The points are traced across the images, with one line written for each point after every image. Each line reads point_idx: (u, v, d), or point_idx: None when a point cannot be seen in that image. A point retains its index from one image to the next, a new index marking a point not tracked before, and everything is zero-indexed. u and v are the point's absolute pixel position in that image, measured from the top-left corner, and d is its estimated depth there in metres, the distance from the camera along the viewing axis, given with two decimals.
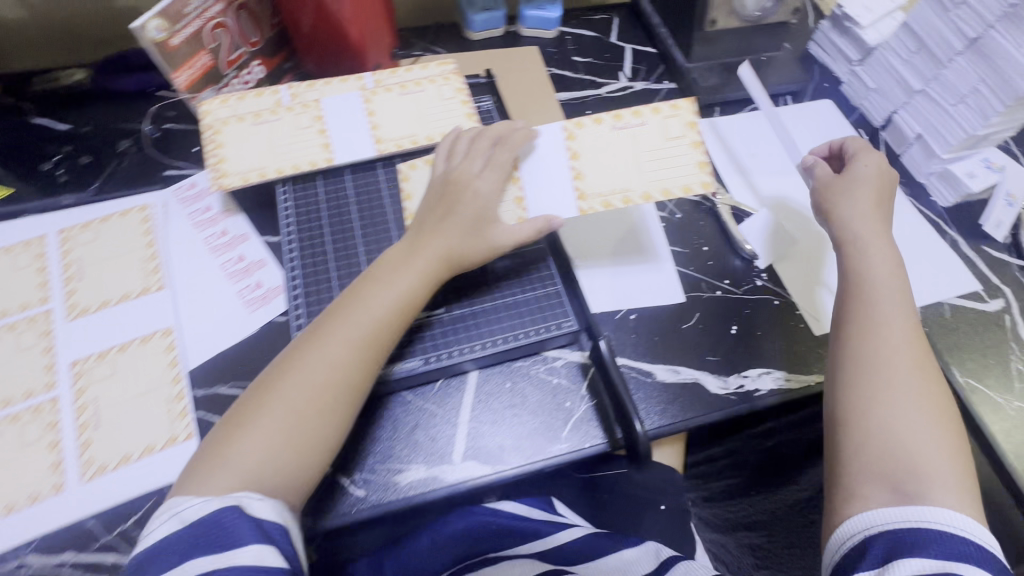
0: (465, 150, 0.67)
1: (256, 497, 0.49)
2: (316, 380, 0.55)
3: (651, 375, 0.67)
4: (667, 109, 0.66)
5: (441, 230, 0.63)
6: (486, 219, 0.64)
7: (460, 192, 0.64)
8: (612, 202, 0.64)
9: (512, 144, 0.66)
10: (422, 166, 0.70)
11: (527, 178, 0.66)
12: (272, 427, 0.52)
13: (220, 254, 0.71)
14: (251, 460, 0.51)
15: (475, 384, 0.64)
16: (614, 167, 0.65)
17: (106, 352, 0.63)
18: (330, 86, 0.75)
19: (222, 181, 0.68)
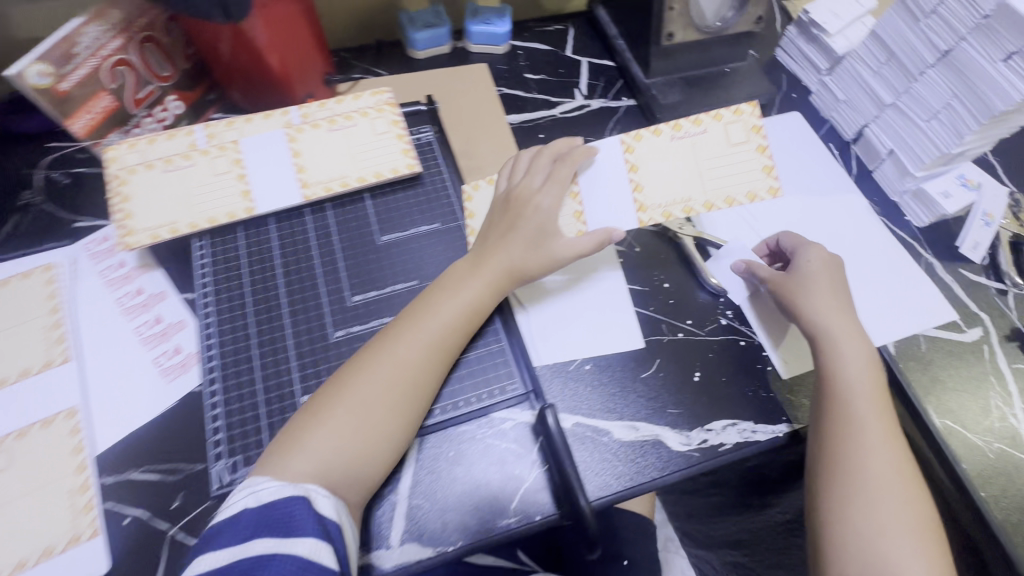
0: (526, 167, 0.65)
1: (324, 492, 0.48)
2: (400, 386, 0.54)
3: (607, 434, 0.62)
4: (729, 115, 0.65)
5: (503, 248, 0.61)
6: (543, 233, 0.61)
7: (522, 208, 0.62)
8: (672, 212, 0.63)
9: (572, 159, 0.64)
10: (486, 184, 0.68)
11: (585, 193, 0.64)
12: (348, 424, 0.52)
13: (134, 316, 0.65)
14: (320, 456, 0.50)
15: (415, 455, 0.59)
16: (674, 175, 0.64)
17: (4, 440, 0.57)
18: (250, 123, 0.68)
19: (128, 239, 0.62)
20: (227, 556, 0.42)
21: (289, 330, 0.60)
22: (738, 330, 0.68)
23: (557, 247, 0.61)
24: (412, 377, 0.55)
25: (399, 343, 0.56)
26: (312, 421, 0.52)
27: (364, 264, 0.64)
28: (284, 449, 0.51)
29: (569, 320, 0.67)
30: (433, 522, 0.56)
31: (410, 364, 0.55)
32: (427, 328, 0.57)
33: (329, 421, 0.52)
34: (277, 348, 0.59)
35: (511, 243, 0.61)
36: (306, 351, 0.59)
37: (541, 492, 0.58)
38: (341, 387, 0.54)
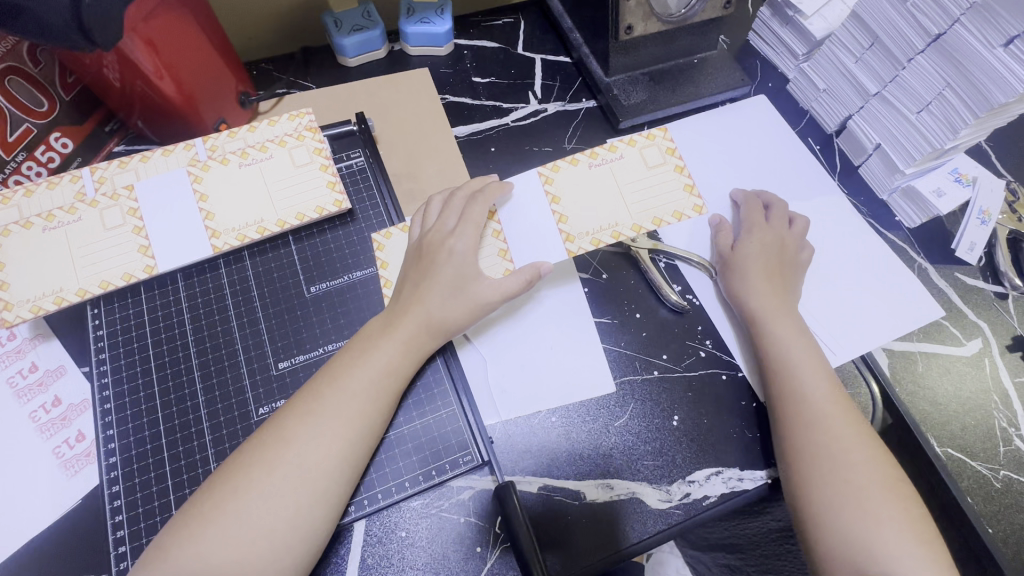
0: (439, 211, 0.58)
1: None
2: (305, 471, 0.46)
3: (579, 496, 0.55)
4: (642, 138, 0.58)
5: (429, 297, 0.53)
6: (465, 280, 0.54)
7: (435, 257, 0.54)
8: (601, 239, 0.56)
9: (486, 196, 0.56)
10: (399, 231, 0.60)
11: (507, 228, 0.56)
12: (239, 533, 0.44)
13: (28, 399, 0.56)
14: (218, 562, 0.43)
15: (360, 544, 0.52)
16: (596, 201, 0.56)
17: None
18: (147, 163, 0.59)
19: (5, 315, 0.53)
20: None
21: (202, 410, 0.52)
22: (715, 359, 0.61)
23: (483, 290, 0.54)
24: (323, 458, 0.47)
25: (305, 422, 0.48)
26: (187, 530, 0.44)
27: (290, 321, 0.56)
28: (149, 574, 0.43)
29: (528, 364, 0.60)
30: None
31: (324, 448, 0.47)
32: (333, 402, 0.49)
33: (212, 527, 0.44)
34: (188, 433, 0.51)
35: (430, 293, 0.53)
36: (224, 434, 0.51)
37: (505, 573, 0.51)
38: (212, 487, 0.46)
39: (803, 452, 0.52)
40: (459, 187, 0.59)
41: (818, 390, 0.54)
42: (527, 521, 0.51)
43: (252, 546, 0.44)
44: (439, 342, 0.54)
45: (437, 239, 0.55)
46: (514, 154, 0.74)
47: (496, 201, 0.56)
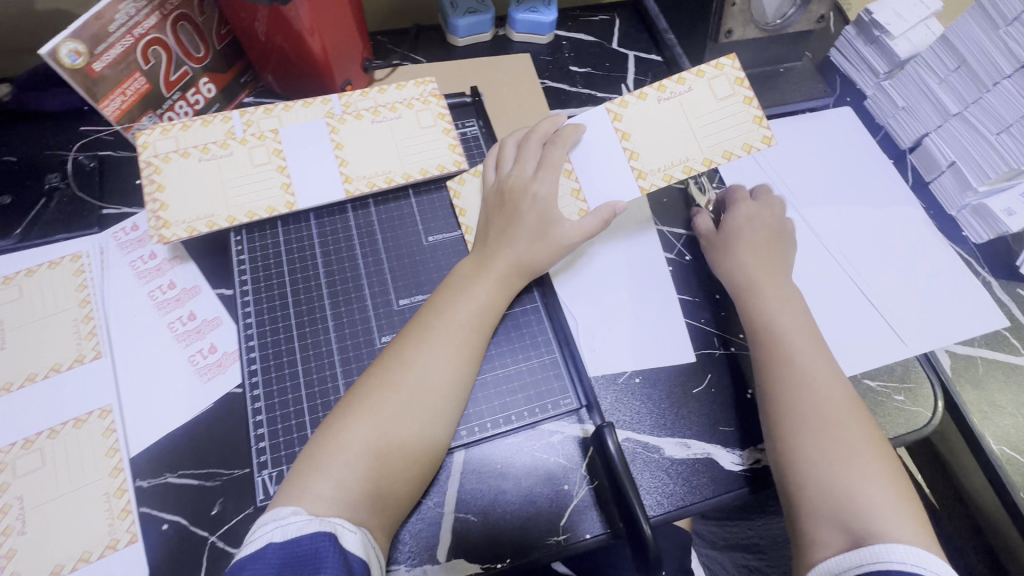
0: (513, 158, 0.63)
1: (349, 527, 0.44)
2: (427, 391, 0.52)
3: (658, 450, 0.60)
4: (711, 68, 0.60)
5: (513, 242, 0.59)
6: (549, 221, 0.59)
7: (519, 200, 0.60)
8: (672, 174, 0.59)
9: (562, 142, 0.60)
10: (470, 177, 0.65)
11: (586, 186, 0.61)
12: (374, 443, 0.49)
13: (166, 311, 0.62)
14: (353, 466, 0.48)
15: (463, 468, 0.57)
16: (665, 135, 0.60)
17: (33, 438, 0.54)
18: (290, 112, 0.65)
19: (164, 232, 0.59)
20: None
21: (332, 334, 0.58)
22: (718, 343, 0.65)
23: (564, 232, 0.59)
24: (438, 381, 0.52)
25: (420, 348, 0.53)
26: (327, 442, 0.49)
27: (408, 265, 0.62)
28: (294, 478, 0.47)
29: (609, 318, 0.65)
30: (484, 539, 0.55)
31: (438, 373, 0.52)
32: (443, 333, 0.54)
33: (346, 440, 0.49)
34: (320, 352, 0.57)
35: (517, 236, 0.59)
36: (350, 355, 0.57)
37: (589, 510, 0.56)
38: (349, 409, 0.51)
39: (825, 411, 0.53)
40: (531, 131, 0.64)
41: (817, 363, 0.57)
42: (627, 465, 0.55)
43: (389, 458, 0.49)
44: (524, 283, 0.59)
45: (518, 189, 0.60)
46: None
47: (569, 142, 0.61)
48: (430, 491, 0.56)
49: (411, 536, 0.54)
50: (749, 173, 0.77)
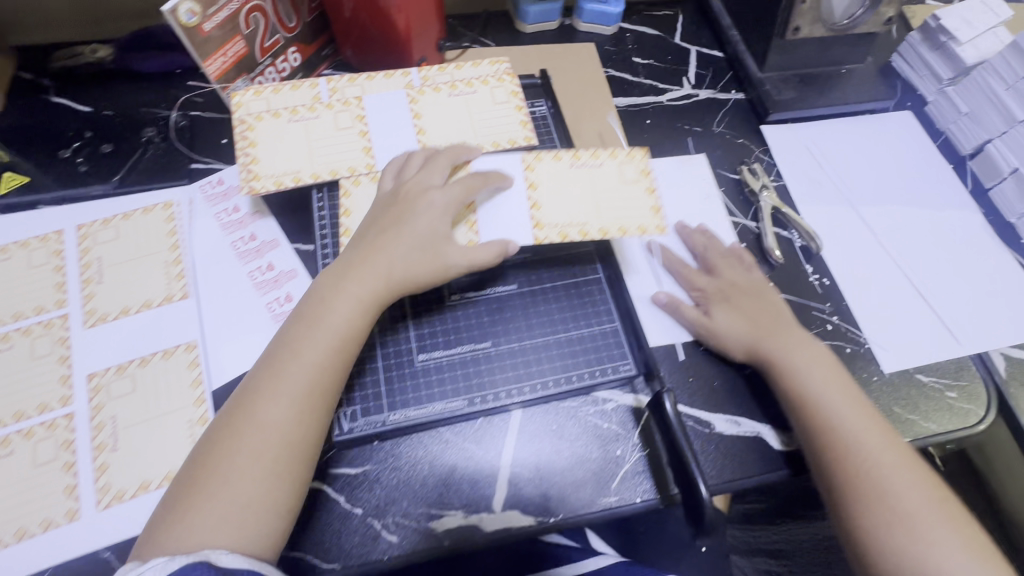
0: (419, 165, 0.61)
1: (223, 551, 0.44)
2: (275, 430, 0.49)
3: (709, 426, 0.61)
4: (624, 154, 0.63)
5: (388, 249, 0.56)
6: (440, 237, 0.58)
7: (412, 204, 0.58)
8: (568, 234, 0.60)
9: (473, 180, 0.59)
10: (366, 180, 0.64)
11: (483, 219, 0.60)
12: (239, 482, 0.47)
13: (248, 261, 0.66)
14: (212, 522, 0.46)
15: (519, 424, 0.59)
16: (569, 196, 0.61)
17: (126, 366, 0.58)
18: (373, 82, 0.69)
19: (253, 184, 0.62)
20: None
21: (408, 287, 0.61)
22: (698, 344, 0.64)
23: (450, 253, 0.57)
24: (292, 407, 0.50)
25: (278, 371, 0.51)
26: (185, 503, 0.47)
27: None
28: (166, 528, 0.46)
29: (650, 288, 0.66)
30: (537, 494, 0.56)
31: (285, 412, 0.50)
32: (295, 367, 0.51)
33: (212, 486, 0.47)
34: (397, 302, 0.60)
35: (394, 247, 0.56)
36: (421, 308, 0.60)
37: (641, 476, 0.57)
38: (211, 452, 0.49)
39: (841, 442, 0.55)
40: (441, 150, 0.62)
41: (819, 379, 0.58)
42: (682, 426, 0.56)
43: (250, 496, 0.47)
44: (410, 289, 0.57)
45: (421, 198, 0.58)
46: (666, 128, 0.81)
47: (467, 158, 0.62)
48: (488, 445, 0.58)
49: (380, 479, 0.56)
50: (807, 169, 0.78)
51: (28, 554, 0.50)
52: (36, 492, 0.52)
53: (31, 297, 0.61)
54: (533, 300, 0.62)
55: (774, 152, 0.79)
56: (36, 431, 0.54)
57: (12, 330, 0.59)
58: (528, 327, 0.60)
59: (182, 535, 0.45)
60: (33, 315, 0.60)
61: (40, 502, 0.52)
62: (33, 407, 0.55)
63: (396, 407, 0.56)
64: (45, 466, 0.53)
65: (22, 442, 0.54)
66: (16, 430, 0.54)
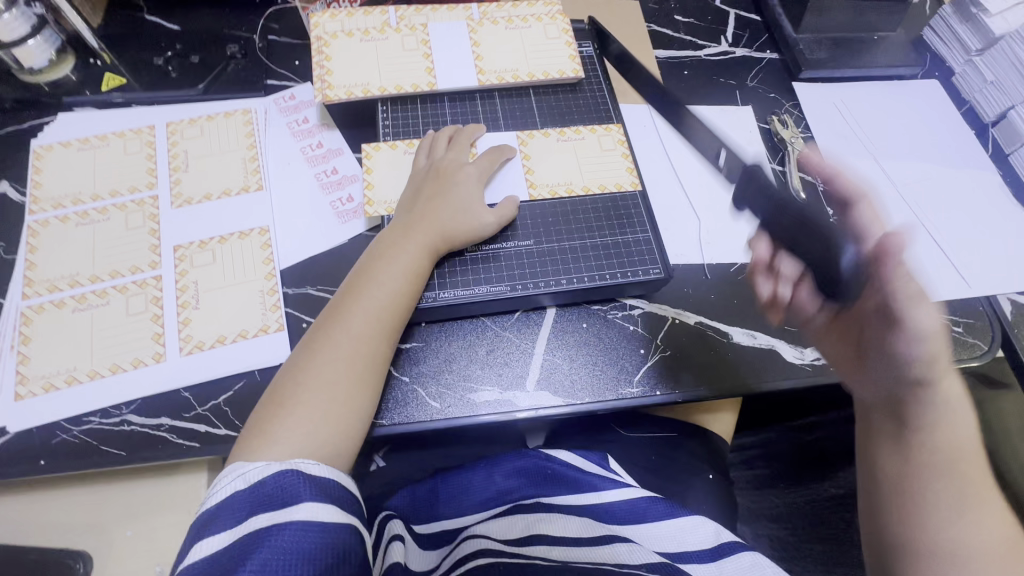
0: (446, 147, 0.68)
1: (311, 462, 0.49)
2: (353, 351, 0.55)
3: (728, 336, 0.66)
4: (602, 129, 0.72)
5: (442, 209, 0.62)
6: (474, 203, 0.64)
7: (450, 177, 0.64)
8: (558, 192, 0.68)
9: (491, 155, 0.67)
10: (386, 149, 0.69)
11: (495, 187, 0.67)
12: (317, 403, 0.52)
13: (315, 164, 0.72)
14: (303, 429, 0.51)
15: (552, 318, 0.65)
16: (559, 163, 0.70)
17: (207, 242, 0.65)
18: (437, 12, 0.75)
19: (327, 92, 0.69)
20: (228, 535, 0.44)
21: None
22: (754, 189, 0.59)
23: (483, 214, 0.63)
24: (359, 340, 0.56)
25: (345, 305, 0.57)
26: (278, 411, 0.52)
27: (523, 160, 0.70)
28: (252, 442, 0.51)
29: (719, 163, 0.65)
30: (565, 380, 0.62)
31: (361, 336, 0.56)
32: (371, 297, 0.57)
33: (294, 405, 0.52)
34: None
35: (443, 206, 0.62)
36: None
37: (661, 371, 0.63)
38: (288, 379, 0.54)
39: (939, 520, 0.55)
40: (459, 131, 0.69)
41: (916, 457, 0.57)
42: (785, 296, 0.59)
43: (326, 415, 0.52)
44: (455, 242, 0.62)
45: (451, 168, 0.65)
46: (702, 80, 0.86)
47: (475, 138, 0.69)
48: (524, 335, 0.64)
49: (424, 355, 0.62)
50: (834, 124, 0.83)
51: (120, 386, 0.57)
52: (129, 336, 0.59)
53: (125, 179, 0.68)
54: (573, 209, 0.67)
55: (804, 107, 0.84)
56: (129, 287, 0.62)
57: (109, 204, 0.66)
58: (565, 232, 0.66)
59: (272, 442, 0.50)
60: (127, 193, 0.67)
61: (131, 344, 0.59)
62: (127, 268, 0.63)
63: (447, 287, 0.62)
64: (136, 316, 0.60)
65: (117, 295, 0.61)
66: (113, 285, 0.62)
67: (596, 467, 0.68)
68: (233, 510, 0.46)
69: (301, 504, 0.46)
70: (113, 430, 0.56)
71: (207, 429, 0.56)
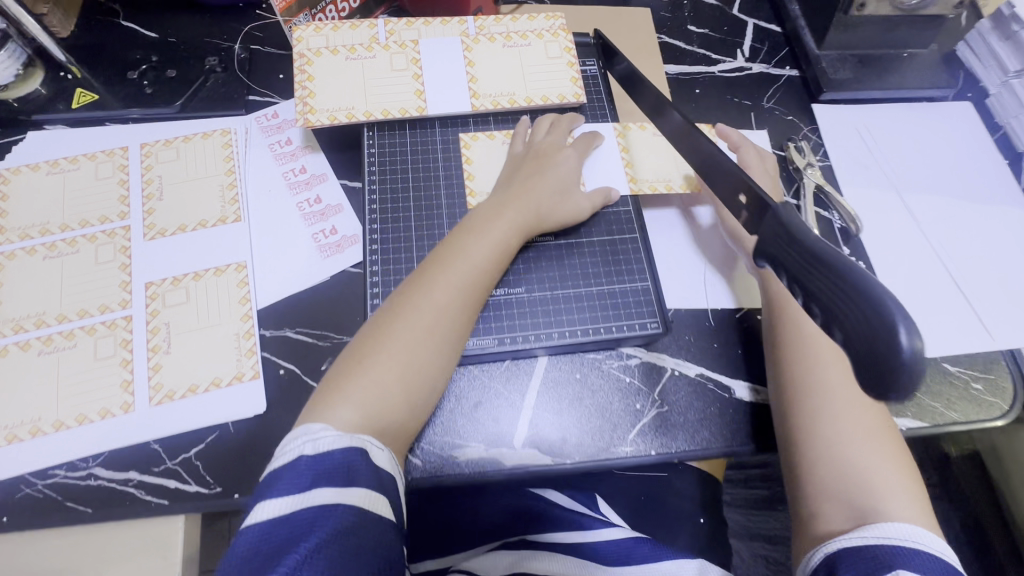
0: (547, 128, 0.66)
1: (377, 445, 0.47)
2: (436, 324, 0.52)
3: (729, 391, 0.62)
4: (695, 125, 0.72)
5: (537, 188, 0.60)
6: (572, 190, 0.62)
7: (549, 160, 0.63)
8: (658, 188, 0.67)
9: (589, 142, 0.66)
10: (485, 138, 0.68)
11: (592, 172, 0.67)
12: (394, 369, 0.50)
13: (297, 192, 0.68)
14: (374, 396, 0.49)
15: (543, 369, 0.61)
16: (658, 156, 0.69)
17: (181, 279, 0.61)
18: (430, 27, 0.70)
19: (309, 116, 0.64)
20: (286, 504, 0.42)
21: (447, 230, 0.64)
22: (778, 241, 0.37)
23: (577, 202, 0.62)
24: (444, 313, 0.53)
25: (436, 270, 0.54)
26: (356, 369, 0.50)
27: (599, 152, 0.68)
28: (321, 399, 0.49)
29: (687, 145, 0.55)
30: (556, 435, 0.59)
31: (445, 311, 0.53)
32: (462, 267, 0.54)
33: (371, 368, 0.50)
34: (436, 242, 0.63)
35: (542, 187, 0.60)
36: None
37: (654, 428, 0.60)
38: (368, 335, 0.52)
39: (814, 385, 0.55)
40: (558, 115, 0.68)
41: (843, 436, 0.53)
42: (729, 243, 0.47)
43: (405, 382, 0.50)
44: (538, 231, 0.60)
45: (553, 151, 0.64)
46: (714, 99, 0.80)
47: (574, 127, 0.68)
48: (512, 389, 0.60)
49: None
50: (854, 151, 0.78)
51: (86, 438, 0.54)
52: (96, 384, 0.56)
53: (96, 207, 0.64)
54: (569, 251, 0.63)
55: (824, 132, 0.78)
56: (98, 329, 0.58)
57: (78, 235, 0.63)
58: (560, 277, 0.62)
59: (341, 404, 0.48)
60: (98, 223, 0.64)
61: (99, 392, 0.56)
62: (96, 307, 0.59)
63: None
64: (105, 361, 0.57)
65: (85, 337, 0.58)
66: (81, 326, 0.58)
67: (585, 509, 0.67)
68: (294, 476, 0.43)
69: (359, 486, 0.44)
70: (79, 484, 0.53)
71: (177, 485, 0.54)
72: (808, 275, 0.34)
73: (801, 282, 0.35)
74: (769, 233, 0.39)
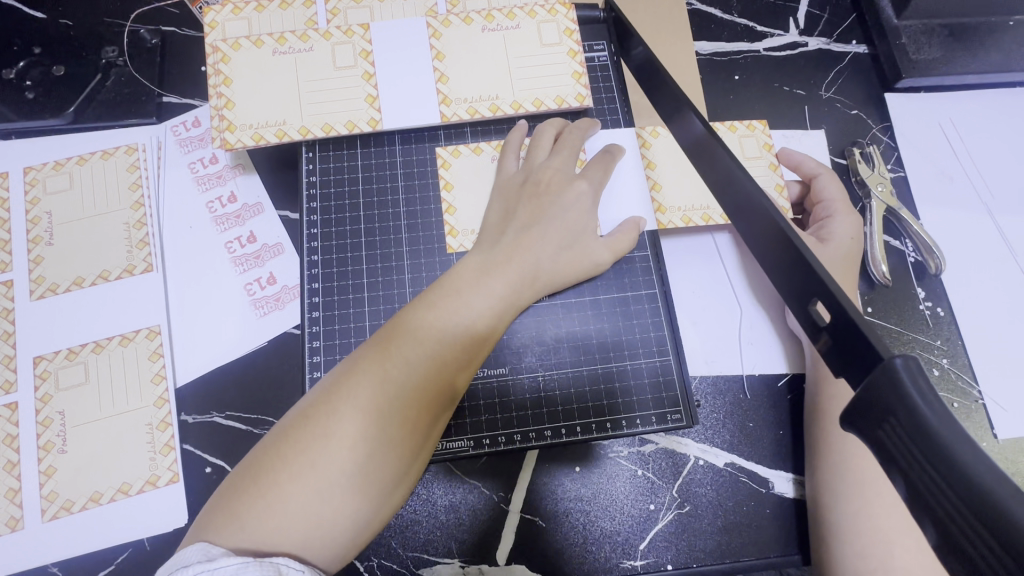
0: (548, 146, 0.51)
1: (297, 569, 0.32)
2: (393, 430, 0.38)
3: (767, 485, 0.50)
4: (744, 127, 0.56)
5: (535, 245, 0.46)
6: (571, 237, 0.48)
7: (545, 198, 0.48)
8: (691, 219, 0.52)
9: (602, 162, 0.51)
10: (469, 151, 0.52)
11: (604, 203, 0.51)
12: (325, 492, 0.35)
13: (224, 228, 0.54)
14: (292, 520, 0.34)
15: (535, 464, 0.49)
16: (694, 174, 0.53)
17: (77, 351, 0.49)
18: (384, 4, 0.53)
19: (226, 135, 0.49)
20: None
21: (407, 288, 0.50)
22: (889, 419, 0.22)
23: (594, 243, 0.48)
24: (407, 414, 0.38)
25: (415, 338, 0.41)
26: (272, 484, 0.35)
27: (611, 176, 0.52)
28: (226, 513, 0.35)
29: (707, 170, 0.37)
30: (551, 547, 0.47)
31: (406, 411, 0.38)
32: (433, 347, 0.41)
33: (294, 483, 0.35)
34: (392, 304, 0.49)
35: (538, 240, 0.46)
36: None
37: (672, 537, 0.48)
38: (342, 380, 0.39)
39: (866, 474, 0.44)
40: (565, 125, 0.52)
41: (905, 549, 0.41)
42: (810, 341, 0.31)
43: (375, 475, 0.36)
44: (533, 292, 0.47)
45: (554, 180, 0.49)
46: (758, 88, 0.62)
47: (587, 137, 0.52)
48: (498, 488, 0.49)
49: None
50: (936, 157, 0.61)
51: None
52: None
53: None
54: (569, 315, 0.50)
55: (897, 132, 0.62)
56: None
57: None
58: (555, 353, 0.49)
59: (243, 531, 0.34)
60: None
61: None
62: None
63: None
64: None
65: None
66: None
67: None
68: None
69: None
70: None
71: None
72: (955, 513, 0.19)
73: (940, 517, 0.20)
74: (877, 392, 0.23)
